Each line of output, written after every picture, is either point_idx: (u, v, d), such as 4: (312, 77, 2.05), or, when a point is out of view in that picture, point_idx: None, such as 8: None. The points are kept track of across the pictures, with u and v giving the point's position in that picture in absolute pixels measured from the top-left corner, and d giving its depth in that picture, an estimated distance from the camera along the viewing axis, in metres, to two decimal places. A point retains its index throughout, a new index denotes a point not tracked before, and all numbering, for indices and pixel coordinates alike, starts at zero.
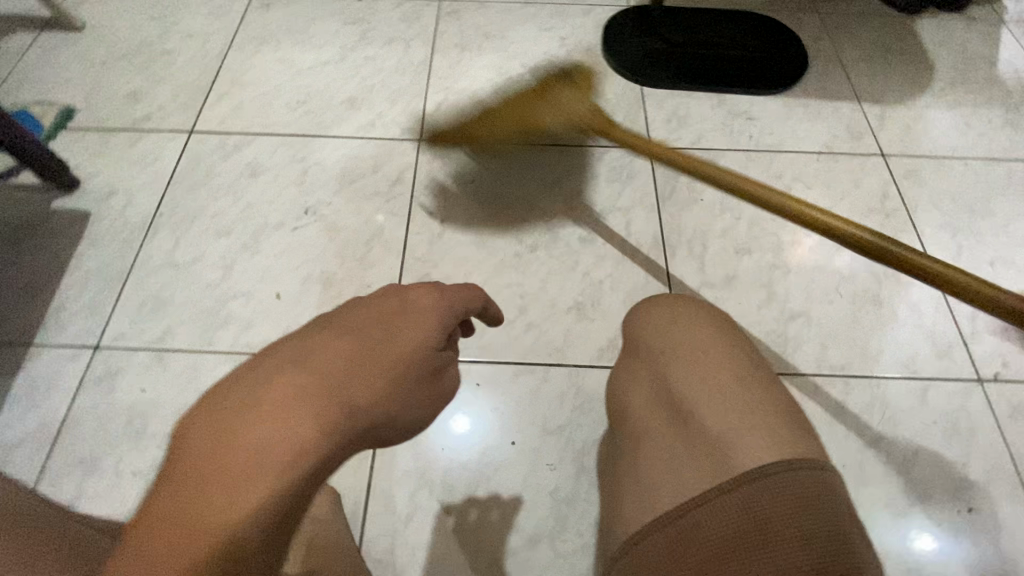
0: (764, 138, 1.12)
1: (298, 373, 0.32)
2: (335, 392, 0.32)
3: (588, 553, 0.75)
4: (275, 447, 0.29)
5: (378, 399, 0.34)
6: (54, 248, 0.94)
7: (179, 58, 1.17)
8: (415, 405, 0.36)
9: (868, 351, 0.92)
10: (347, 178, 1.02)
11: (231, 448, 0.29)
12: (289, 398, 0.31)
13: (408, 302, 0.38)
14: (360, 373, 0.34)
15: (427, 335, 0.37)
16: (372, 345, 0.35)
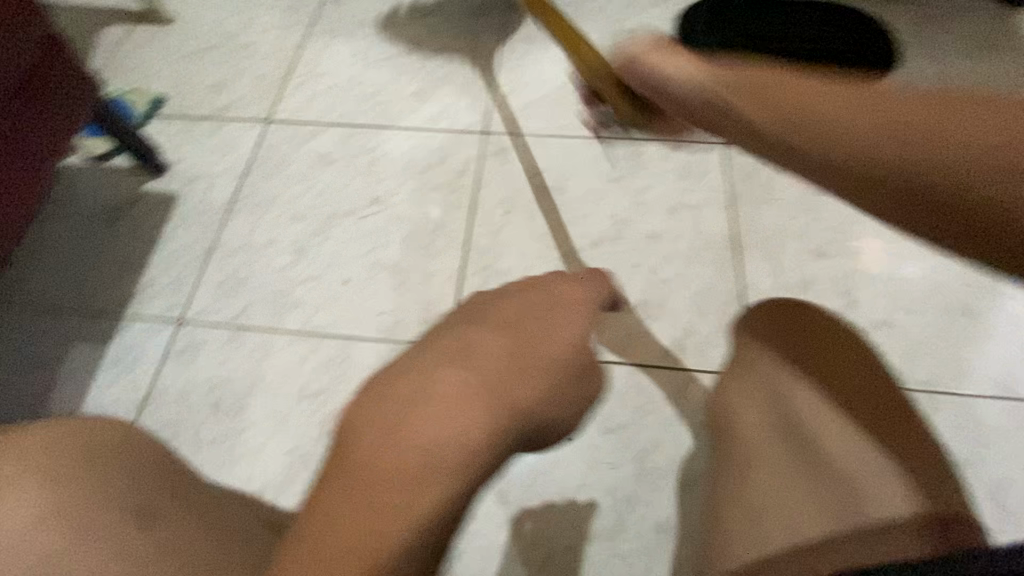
0: None
1: (462, 369, 0.30)
2: (495, 392, 0.30)
3: (647, 553, 0.73)
4: (454, 445, 0.27)
5: (539, 398, 0.32)
6: (144, 228, 1.00)
7: (259, 50, 1.23)
8: (567, 413, 0.35)
9: (958, 366, 0.85)
10: (414, 168, 1.04)
11: (407, 444, 0.26)
12: (461, 393, 0.29)
13: (554, 298, 0.39)
14: (521, 369, 0.32)
15: (574, 332, 0.37)
16: (528, 341, 0.34)
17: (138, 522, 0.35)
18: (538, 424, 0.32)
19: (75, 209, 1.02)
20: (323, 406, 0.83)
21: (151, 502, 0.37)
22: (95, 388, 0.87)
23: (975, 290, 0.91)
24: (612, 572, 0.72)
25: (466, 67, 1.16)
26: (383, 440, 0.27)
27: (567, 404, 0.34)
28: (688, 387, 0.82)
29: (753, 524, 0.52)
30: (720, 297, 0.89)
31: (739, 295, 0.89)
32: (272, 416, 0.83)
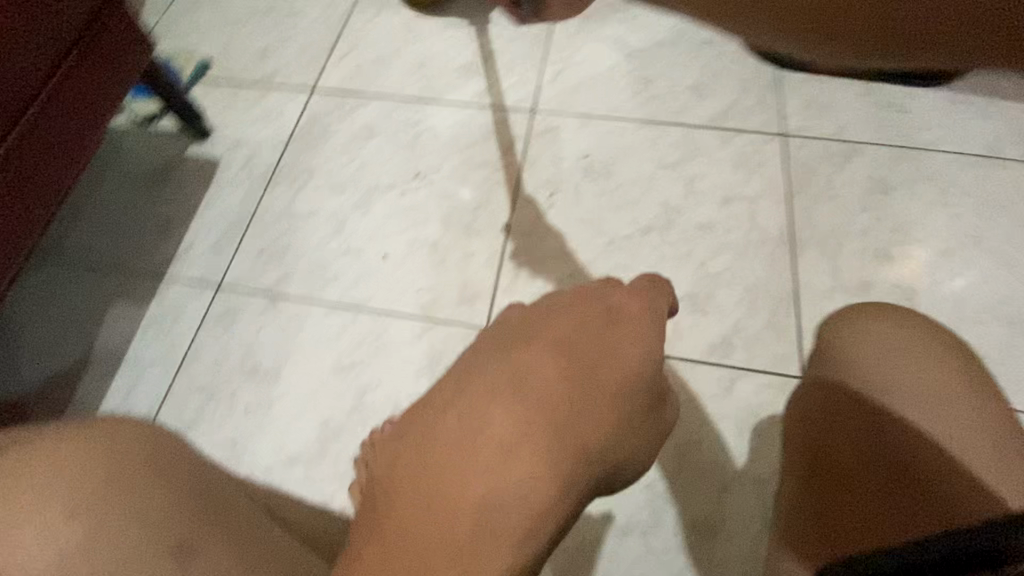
0: (917, 133, 0.99)
1: (519, 408, 0.31)
2: (556, 435, 0.31)
3: (683, 554, 0.70)
4: (519, 492, 0.29)
5: (603, 439, 0.32)
6: (187, 192, 1.00)
7: (306, 18, 1.21)
8: (636, 445, 0.34)
9: None
10: (458, 144, 1.02)
11: (469, 489, 0.29)
12: (520, 437, 0.30)
13: (619, 315, 0.36)
14: (585, 410, 0.32)
15: (642, 357, 0.35)
16: (591, 374, 0.33)
17: (181, 548, 0.34)
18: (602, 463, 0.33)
19: (120, 169, 1.03)
20: (357, 380, 0.82)
21: (192, 526, 0.35)
22: (134, 347, 0.87)
23: None
24: (645, 571, 0.70)
25: (517, 43, 1.12)
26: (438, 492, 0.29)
27: (639, 444, 0.34)
28: (735, 386, 0.79)
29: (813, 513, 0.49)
30: (772, 295, 0.84)
31: (793, 294, 0.84)
32: (306, 386, 0.82)
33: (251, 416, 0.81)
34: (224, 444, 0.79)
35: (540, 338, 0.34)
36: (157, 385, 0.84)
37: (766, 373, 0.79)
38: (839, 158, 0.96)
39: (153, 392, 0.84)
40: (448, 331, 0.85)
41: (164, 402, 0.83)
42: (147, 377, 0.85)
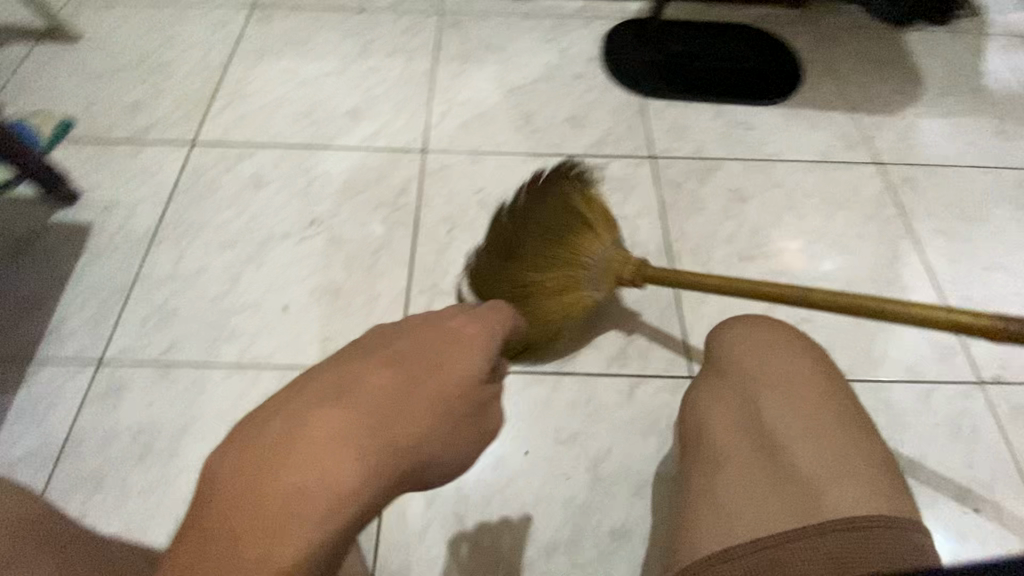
0: (762, 147, 1.14)
1: (332, 413, 0.38)
2: (370, 444, 0.37)
3: (606, 559, 0.74)
4: (324, 485, 0.34)
5: (419, 437, 0.40)
6: (54, 262, 0.92)
7: (180, 68, 1.17)
8: (448, 453, 0.43)
9: (872, 356, 0.93)
10: (351, 188, 1.02)
11: (271, 482, 0.34)
12: (331, 436, 0.36)
13: (462, 335, 0.48)
14: (401, 415, 0.40)
15: (471, 369, 0.45)
16: (418, 385, 0.42)
17: None
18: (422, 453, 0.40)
19: None
20: None
21: None
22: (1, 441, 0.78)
23: (882, 286, 0.99)
24: None
25: (402, 87, 1.18)
26: (266, 476, 0.34)
27: (456, 448, 0.43)
28: (634, 391, 0.85)
29: (721, 521, 0.51)
30: (659, 303, 0.93)
31: (676, 300, 0.93)
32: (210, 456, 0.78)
33: (151, 497, 0.75)
34: (120, 533, 0.73)
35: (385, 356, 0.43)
36: (33, 481, 0.76)
37: (661, 375, 0.86)
38: (701, 175, 1.09)
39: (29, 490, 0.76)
40: None
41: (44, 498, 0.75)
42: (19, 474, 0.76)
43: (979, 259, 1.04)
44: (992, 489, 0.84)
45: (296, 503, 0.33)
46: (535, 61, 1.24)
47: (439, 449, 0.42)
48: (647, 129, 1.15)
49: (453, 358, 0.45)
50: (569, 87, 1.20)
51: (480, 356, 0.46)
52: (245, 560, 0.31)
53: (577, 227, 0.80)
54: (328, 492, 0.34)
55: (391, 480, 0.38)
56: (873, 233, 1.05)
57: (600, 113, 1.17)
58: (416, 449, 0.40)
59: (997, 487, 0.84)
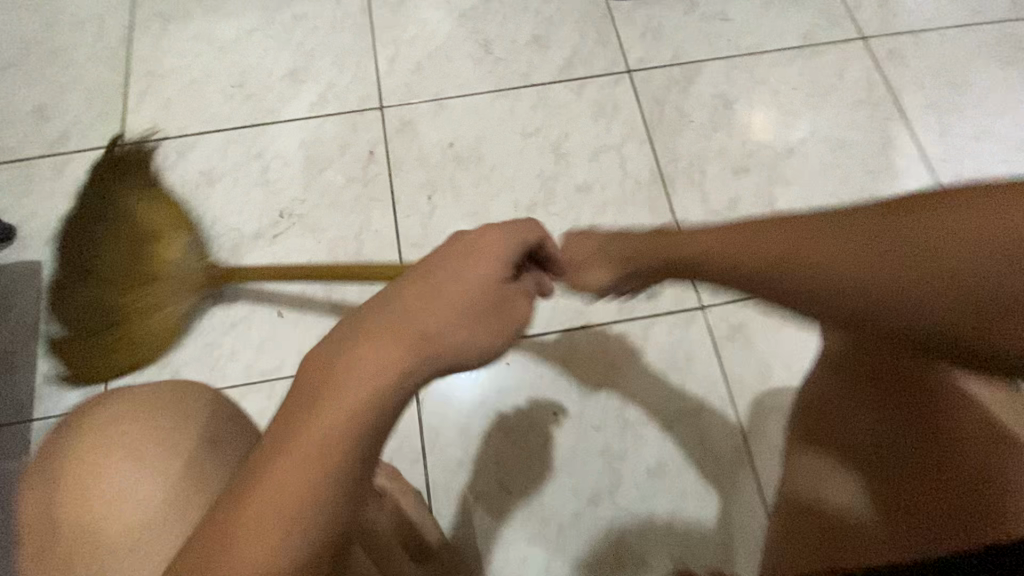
0: (742, 39, 1.06)
1: (371, 319, 0.37)
2: (404, 342, 0.36)
3: (648, 497, 0.79)
4: (360, 381, 0.33)
5: (450, 327, 0.38)
6: (18, 312, 0.85)
7: (76, 53, 1.00)
8: (483, 350, 0.40)
9: None
10: (314, 167, 0.94)
11: (318, 393, 0.33)
12: (371, 333, 0.36)
13: (475, 239, 0.44)
14: (435, 306, 0.38)
15: (496, 266, 0.43)
16: (445, 282, 0.40)
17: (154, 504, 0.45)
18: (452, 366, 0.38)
19: None
20: None
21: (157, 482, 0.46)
22: None
23: (877, 176, 0.97)
24: (621, 524, 0.78)
25: (339, 32, 1.03)
26: (315, 381, 0.34)
27: (486, 339, 0.40)
28: (649, 333, 0.86)
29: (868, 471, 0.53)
30: None
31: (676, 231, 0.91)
32: None
33: None
34: None
35: (415, 266, 0.42)
36: None
37: (672, 311, 0.87)
38: (682, 85, 1.02)
39: None
40: None
41: None
42: None
43: (966, 131, 1.02)
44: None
45: (334, 406, 0.33)
46: None
47: (468, 339, 0.39)
48: (618, 38, 1.05)
49: (477, 254, 0.43)
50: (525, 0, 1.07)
51: (500, 256, 0.43)
52: (297, 473, 0.31)
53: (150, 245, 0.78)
54: (374, 397, 0.33)
55: (425, 368, 0.36)
56: (862, 119, 1.01)
57: (565, 26, 1.05)
58: (450, 344, 0.38)
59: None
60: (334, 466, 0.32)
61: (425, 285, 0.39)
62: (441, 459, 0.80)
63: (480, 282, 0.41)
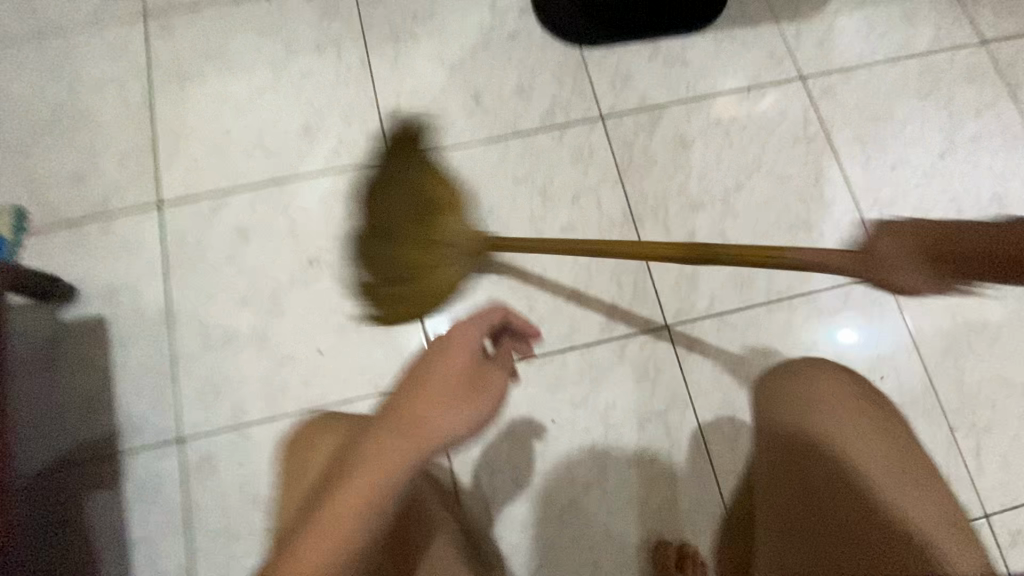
0: (699, 83, 1.21)
1: (381, 420, 0.49)
2: (400, 437, 0.47)
3: (627, 482, 1.00)
4: (372, 473, 0.46)
5: (440, 415, 0.49)
6: (92, 361, 0.99)
7: (106, 119, 1.11)
8: (468, 428, 0.51)
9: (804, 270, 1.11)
10: (335, 218, 1.08)
11: (345, 484, 0.46)
12: (383, 434, 0.47)
13: (452, 332, 0.56)
14: (424, 397, 0.50)
15: (469, 353, 0.54)
16: (432, 372, 0.52)
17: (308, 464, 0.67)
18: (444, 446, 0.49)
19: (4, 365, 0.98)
20: None
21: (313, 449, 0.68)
22: (133, 524, 0.93)
23: (810, 205, 1.16)
24: (606, 504, 0.99)
25: (344, 89, 1.16)
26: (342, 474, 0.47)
27: (472, 417, 0.51)
28: (625, 350, 1.05)
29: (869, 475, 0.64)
30: (632, 268, 1.09)
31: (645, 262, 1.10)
32: None
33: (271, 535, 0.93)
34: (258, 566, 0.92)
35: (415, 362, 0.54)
36: (173, 547, 0.92)
37: (644, 331, 1.07)
38: (648, 128, 1.17)
39: (172, 554, 0.92)
40: None
41: (189, 557, 0.92)
42: (160, 545, 0.93)
43: (886, 160, 1.21)
44: (874, 309, 1.10)
45: (354, 489, 0.45)
46: (467, 26, 1.21)
47: (454, 424, 0.49)
48: (591, 87, 1.19)
49: (455, 343, 0.54)
50: (507, 52, 1.20)
51: (471, 344, 0.55)
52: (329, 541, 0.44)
53: (431, 209, 0.91)
54: (384, 482, 0.46)
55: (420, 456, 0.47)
56: (799, 154, 1.19)
57: (544, 76, 1.19)
58: (438, 433, 0.48)
59: (877, 306, 1.10)
60: (349, 534, 0.45)
61: (415, 380, 0.51)
62: (461, 464, 0.99)
63: (456, 369, 0.53)
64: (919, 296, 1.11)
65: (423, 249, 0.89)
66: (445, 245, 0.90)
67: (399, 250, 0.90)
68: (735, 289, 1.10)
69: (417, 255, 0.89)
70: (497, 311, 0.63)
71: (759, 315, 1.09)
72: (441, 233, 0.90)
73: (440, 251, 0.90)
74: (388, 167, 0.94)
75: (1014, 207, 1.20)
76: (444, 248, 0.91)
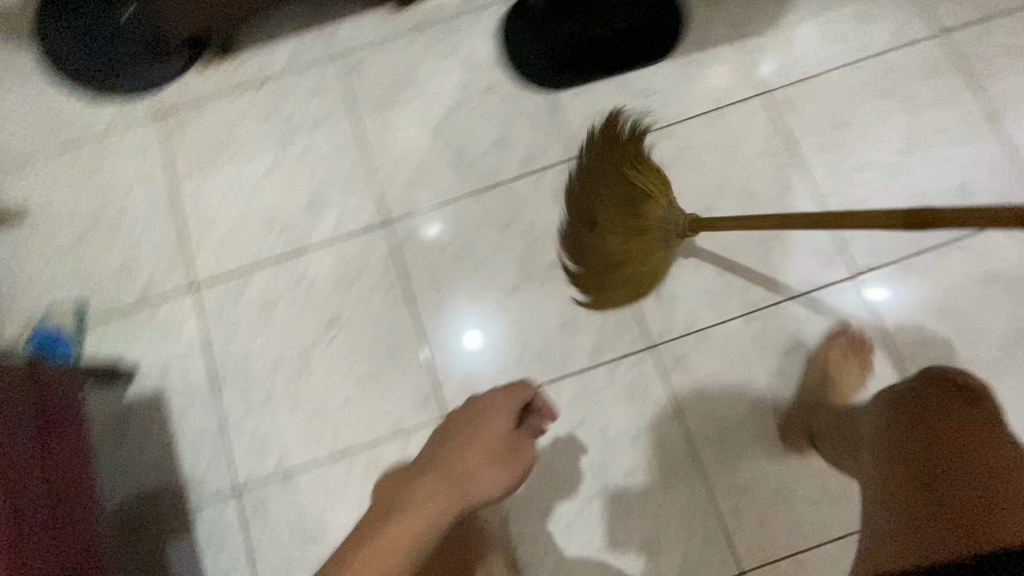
0: (664, 111, 1.29)
1: (446, 463, 0.86)
2: (456, 477, 0.84)
3: (625, 491, 1.13)
4: (439, 490, 0.81)
5: (482, 466, 0.87)
6: (154, 430, 1.16)
7: (139, 213, 1.27)
8: (501, 480, 0.87)
9: (775, 281, 1.20)
10: (345, 280, 1.21)
11: (420, 497, 0.80)
12: (445, 470, 0.84)
13: (492, 404, 0.94)
14: (473, 453, 0.88)
15: (502, 424, 0.93)
16: (477, 435, 0.90)
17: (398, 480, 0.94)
18: (483, 496, 0.85)
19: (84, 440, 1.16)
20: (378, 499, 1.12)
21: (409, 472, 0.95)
22: (206, 565, 1.10)
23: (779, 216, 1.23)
24: (607, 512, 1.13)
25: (340, 159, 1.29)
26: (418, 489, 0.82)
27: (503, 473, 0.88)
28: (614, 373, 1.17)
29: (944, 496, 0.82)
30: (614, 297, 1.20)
31: None
32: (346, 524, 1.10)
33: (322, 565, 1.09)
34: None
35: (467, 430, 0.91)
36: None
37: (629, 354, 1.17)
38: None
39: None
40: (418, 435, 1.13)
41: None
42: None
43: (852, 164, 1.24)
44: (913, 265, 1.18)
45: (427, 500, 0.80)
46: (444, 87, 1.32)
47: (491, 474, 0.87)
48: (563, 129, 1.29)
49: (493, 417, 0.93)
50: (483, 106, 1.31)
51: (503, 419, 0.93)
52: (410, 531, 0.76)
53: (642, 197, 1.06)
54: (446, 501, 0.81)
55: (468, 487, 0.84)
56: (767, 167, 1.25)
57: (519, 125, 1.30)
58: (481, 481, 0.85)
59: (918, 262, 1.19)
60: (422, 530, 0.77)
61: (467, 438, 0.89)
62: None
63: (493, 438, 0.91)
64: (886, 294, 1.18)
65: (629, 236, 1.08)
66: (647, 230, 1.07)
67: (605, 235, 1.09)
68: (712, 306, 1.19)
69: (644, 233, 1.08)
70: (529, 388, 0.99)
71: (735, 327, 1.18)
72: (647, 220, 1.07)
73: (647, 241, 1.09)
74: (614, 157, 1.08)
75: (981, 196, 1.22)
76: (641, 233, 1.08)
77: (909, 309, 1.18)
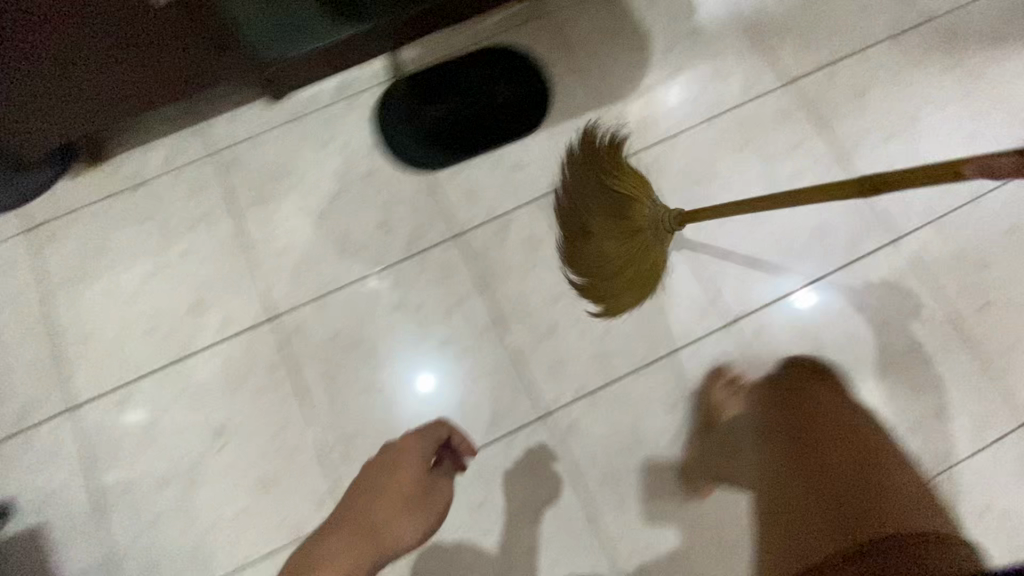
0: (539, 182, 1.35)
1: (363, 512, 0.91)
2: (375, 534, 0.89)
3: (528, 564, 1.16)
4: (351, 548, 0.87)
5: (397, 514, 0.92)
6: (39, 566, 1.12)
7: (7, 336, 1.22)
8: (423, 528, 0.93)
9: (657, 337, 1.24)
10: (233, 383, 1.21)
11: (345, 554, 0.86)
12: (363, 518, 0.91)
13: (404, 446, 0.98)
14: (389, 500, 0.93)
15: (416, 459, 0.97)
16: (392, 482, 0.94)
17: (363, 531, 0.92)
18: (401, 545, 0.90)
19: None
20: None
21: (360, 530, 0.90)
22: None
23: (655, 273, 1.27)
24: None
25: (221, 258, 1.28)
26: (346, 539, 0.88)
27: (426, 516, 0.94)
28: (509, 447, 1.20)
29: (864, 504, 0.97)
30: (504, 371, 1.23)
31: (514, 362, 1.24)
32: None
33: None
34: None
35: (379, 474, 0.95)
36: None
37: (522, 427, 1.21)
38: (499, 236, 1.31)
39: None
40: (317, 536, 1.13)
41: None
42: None
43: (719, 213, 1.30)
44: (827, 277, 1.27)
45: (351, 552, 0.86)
46: (323, 176, 1.34)
47: (408, 525, 0.92)
48: (443, 208, 1.32)
49: (404, 457, 0.97)
50: (363, 193, 1.33)
51: (417, 454, 0.97)
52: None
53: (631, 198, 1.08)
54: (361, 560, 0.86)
55: (387, 543, 0.89)
56: None
57: (399, 208, 1.32)
58: (400, 533, 0.91)
59: (832, 276, 1.27)
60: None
61: (382, 486, 0.94)
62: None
63: (409, 478, 0.95)
64: (760, 339, 1.24)
65: (632, 238, 1.09)
66: (647, 228, 1.09)
67: (605, 242, 1.09)
68: (599, 369, 1.23)
69: (642, 233, 1.09)
70: (440, 426, 1.02)
71: (623, 388, 1.22)
72: (642, 220, 1.08)
73: (643, 240, 1.09)
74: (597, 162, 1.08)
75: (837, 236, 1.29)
76: (639, 233, 1.09)
77: (822, 314, 1.25)
